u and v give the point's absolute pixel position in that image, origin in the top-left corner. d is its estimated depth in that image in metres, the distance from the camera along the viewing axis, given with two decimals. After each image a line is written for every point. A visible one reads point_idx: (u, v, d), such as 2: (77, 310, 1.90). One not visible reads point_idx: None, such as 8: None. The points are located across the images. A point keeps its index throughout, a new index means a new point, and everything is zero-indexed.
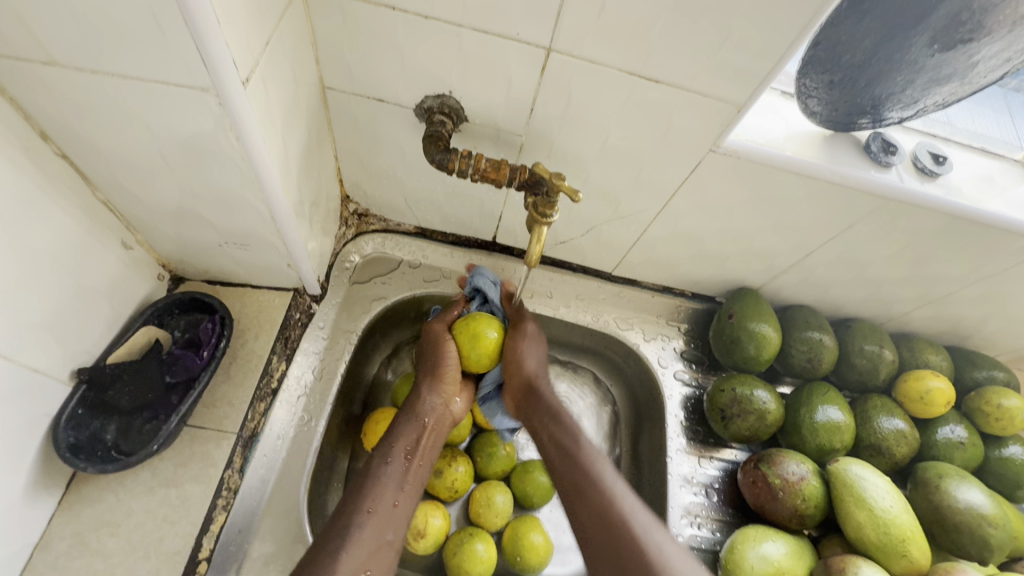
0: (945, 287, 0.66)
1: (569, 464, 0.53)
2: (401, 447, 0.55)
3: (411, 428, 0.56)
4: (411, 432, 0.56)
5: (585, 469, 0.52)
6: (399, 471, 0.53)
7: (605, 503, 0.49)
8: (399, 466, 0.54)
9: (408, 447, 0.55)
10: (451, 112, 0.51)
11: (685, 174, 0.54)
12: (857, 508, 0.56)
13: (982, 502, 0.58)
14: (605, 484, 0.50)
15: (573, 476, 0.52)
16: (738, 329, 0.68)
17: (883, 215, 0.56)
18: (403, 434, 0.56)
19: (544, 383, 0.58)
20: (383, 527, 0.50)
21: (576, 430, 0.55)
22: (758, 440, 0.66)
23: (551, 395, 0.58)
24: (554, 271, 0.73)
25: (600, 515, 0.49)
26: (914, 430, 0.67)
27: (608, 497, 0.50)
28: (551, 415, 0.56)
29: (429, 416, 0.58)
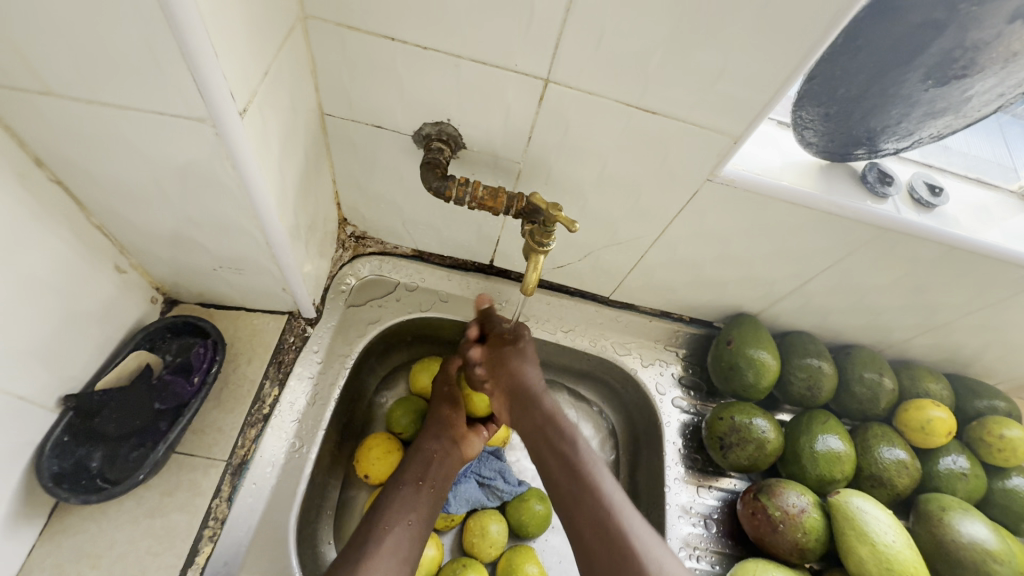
0: (944, 316, 0.65)
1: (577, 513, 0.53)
2: (404, 514, 0.56)
3: (410, 489, 0.58)
4: (413, 493, 0.58)
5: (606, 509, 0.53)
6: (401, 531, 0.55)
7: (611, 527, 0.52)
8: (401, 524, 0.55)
9: (401, 503, 0.57)
10: (449, 139, 0.51)
11: (682, 202, 0.54)
12: (859, 543, 0.55)
13: (985, 537, 0.57)
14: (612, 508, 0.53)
15: (575, 500, 0.54)
16: (737, 356, 0.68)
17: (881, 244, 0.56)
18: (403, 499, 0.57)
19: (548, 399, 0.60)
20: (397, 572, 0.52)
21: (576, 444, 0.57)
22: (758, 469, 0.65)
23: (564, 443, 0.57)
24: (551, 295, 0.73)
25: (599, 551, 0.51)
26: (915, 460, 0.66)
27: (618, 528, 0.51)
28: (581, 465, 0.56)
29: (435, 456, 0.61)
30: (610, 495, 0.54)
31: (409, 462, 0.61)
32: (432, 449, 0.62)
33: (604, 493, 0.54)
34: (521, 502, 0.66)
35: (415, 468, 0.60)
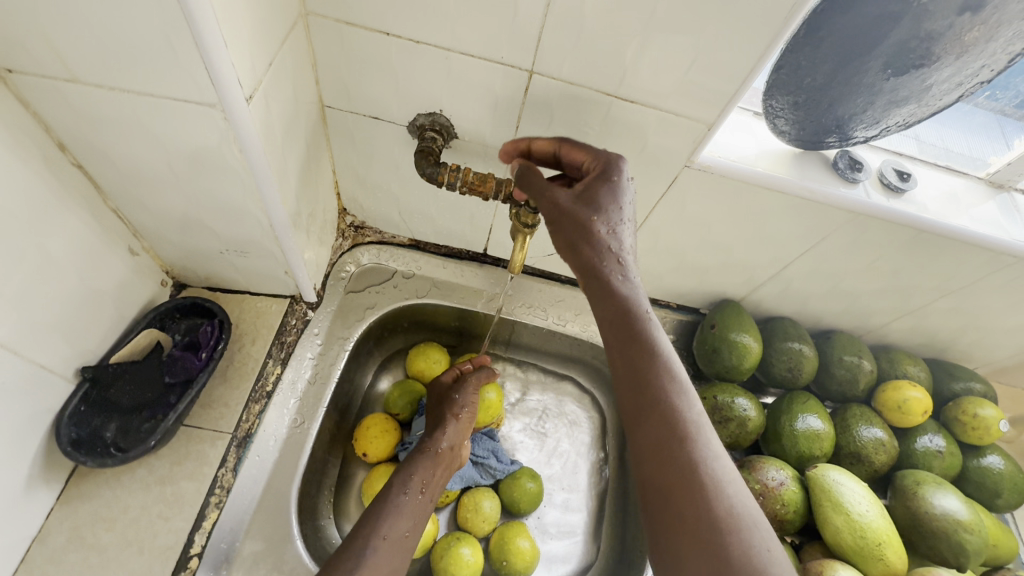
0: (919, 299, 0.68)
1: (627, 389, 0.40)
2: (403, 521, 0.53)
3: (428, 463, 0.59)
4: (390, 542, 0.50)
5: (668, 428, 0.38)
6: (413, 503, 0.55)
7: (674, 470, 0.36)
8: (411, 492, 0.56)
9: (373, 563, 0.47)
10: (442, 129, 0.54)
11: (663, 188, 0.57)
12: (834, 513, 0.58)
13: (957, 509, 0.59)
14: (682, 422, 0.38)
15: (622, 367, 0.40)
16: (720, 339, 0.71)
17: (854, 228, 0.59)
18: (413, 507, 0.55)
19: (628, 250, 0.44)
20: (392, 556, 0.50)
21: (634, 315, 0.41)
22: (740, 447, 0.68)
23: (619, 285, 0.42)
24: (543, 283, 0.77)
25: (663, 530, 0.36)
26: (893, 438, 0.68)
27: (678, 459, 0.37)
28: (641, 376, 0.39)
29: (444, 455, 0.60)
30: (652, 331, 0.41)
31: (374, 513, 0.52)
32: (399, 504, 0.54)
33: (660, 362, 0.40)
34: (513, 480, 0.69)
35: (388, 520, 0.52)
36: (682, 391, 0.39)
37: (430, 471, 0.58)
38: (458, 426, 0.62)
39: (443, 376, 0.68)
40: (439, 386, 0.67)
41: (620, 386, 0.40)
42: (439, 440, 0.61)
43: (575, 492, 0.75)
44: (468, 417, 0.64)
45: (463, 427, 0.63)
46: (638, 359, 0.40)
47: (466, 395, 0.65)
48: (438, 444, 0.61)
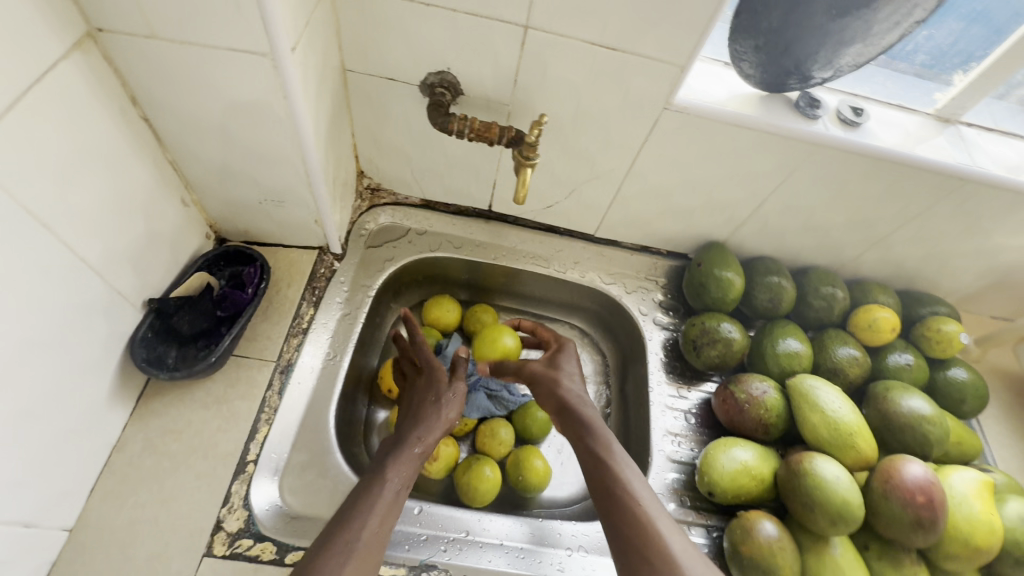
0: (884, 229, 0.75)
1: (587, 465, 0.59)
2: (390, 512, 0.50)
3: (410, 456, 0.56)
4: (374, 534, 0.48)
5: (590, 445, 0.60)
6: (398, 493, 0.52)
7: (631, 506, 0.53)
8: (399, 484, 0.53)
9: (363, 557, 0.45)
10: (449, 86, 0.62)
11: (646, 132, 0.65)
12: (811, 412, 0.65)
13: (921, 406, 0.67)
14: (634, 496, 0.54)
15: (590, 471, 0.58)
16: (706, 274, 0.78)
17: (818, 161, 0.66)
18: (394, 496, 0.52)
19: (579, 386, 0.68)
20: (377, 549, 0.47)
21: (604, 434, 0.61)
22: (728, 368, 0.75)
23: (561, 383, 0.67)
24: (544, 235, 0.84)
25: (614, 493, 0.55)
26: (866, 356, 0.76)
27: (631, 498, 0.54)
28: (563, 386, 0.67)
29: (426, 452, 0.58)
30: (612, 441, 0.60)
31: (364, 504, 0.49)
32: (388, 498, 0.51)
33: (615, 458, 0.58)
34: (525, 409, 0.76)
35: (376, 516, 0.49)
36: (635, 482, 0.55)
37: (412, 465, 0.56)
38: (445, 424, 0.62)
39: (427, 365, 0.67)
40: (429, 379, 0.66)
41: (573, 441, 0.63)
42: (425, 436, 0.59)
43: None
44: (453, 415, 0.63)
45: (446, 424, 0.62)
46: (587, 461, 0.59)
47: (451, 400, 0.64)
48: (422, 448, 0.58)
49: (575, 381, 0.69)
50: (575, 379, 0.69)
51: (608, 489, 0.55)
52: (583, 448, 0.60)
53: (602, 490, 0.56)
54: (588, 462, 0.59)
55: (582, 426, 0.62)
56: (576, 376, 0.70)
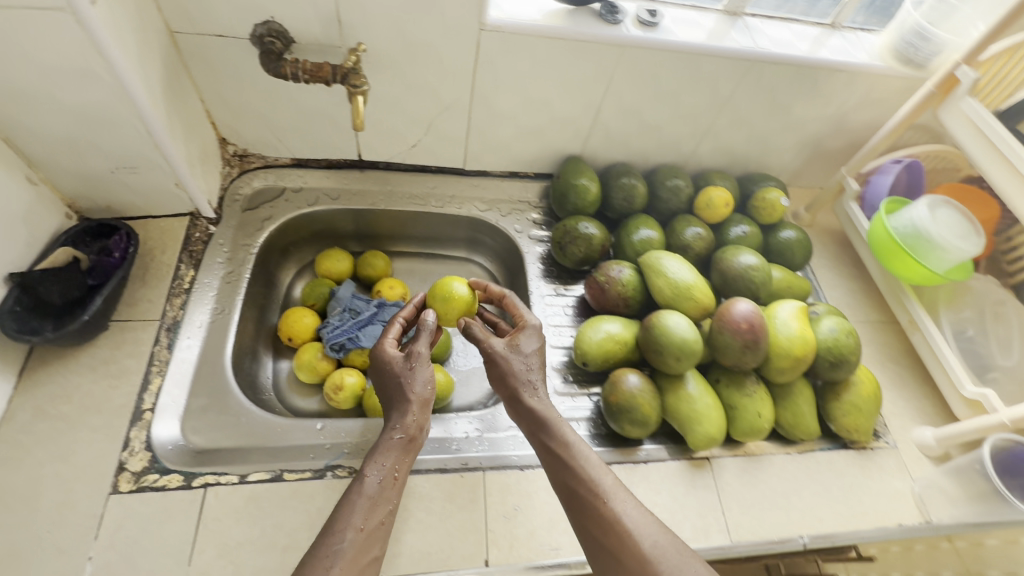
0: (706, 119, 0.86)
1: (547, 461, 0.58)
2: (375, 511, 0.50)
3: (393, 446, 0.55)
4: (362, 537, 0.48)
5: (548, 441, 0.58)
6: (386, 486, 0.52)
7: (591, 501, 0.53)
8: (384, 479, 0.53)
9: (350, 556, 0.47)
10: (278, 34, 0.66)
11: (472, 54, 0.72)
12: (658, 280, 0.75)
13: (749, 260, 0.78)
14: (595, 487, 0.54)
15: (549, 466, 0.57)
16: (565, 185, 0.87)
17: (629, 62, 0.76)
18: (379, 493, 0.52)
19: (538, 366, 0.63)
20: (371, 543, 0.49)
21: (561, 428, 0.58)
22: (594, 262, 0.84)
23: (517, 364, 0.61)
24: (418, 175, 0.90)
25: (576, 490, 0.54)
26: (709, 231, 0.87)
27: (592, 496, 0.53)
28: (523, 373, 0.61)
29: (409, 440, 0.56)
30: (569, 434, 0.58)
31: (347, 505, 0.50)
32: (371, 493, 0.51)
33: (572, 453, 0.56)
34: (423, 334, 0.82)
35: (361, 517, 0.49)
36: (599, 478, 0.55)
37: (397, 456, 0.54)
38: (419, 404, 0.57)
39: (386, 356, 0.61)
40: (387, 361, 0.60)
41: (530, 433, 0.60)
42: (406, 421, 0.56)
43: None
44: (424, 393, 0.58)
45: (424, 404, 0.58)
46: (548, 457, 0.58)
47: (413, 373, 0.58)
48: (404, 436, 0.55)
49: (533, 355, 0.63)
50: (534, 359, 0.63)
51: (573, 490, 0.54)
52: (539, 441, 0.58)
53: (563, 489, 0.55)
54: (546, 456, 0.58)
55: (538, 422, 0.59)
56: (537, 354, 0.63)
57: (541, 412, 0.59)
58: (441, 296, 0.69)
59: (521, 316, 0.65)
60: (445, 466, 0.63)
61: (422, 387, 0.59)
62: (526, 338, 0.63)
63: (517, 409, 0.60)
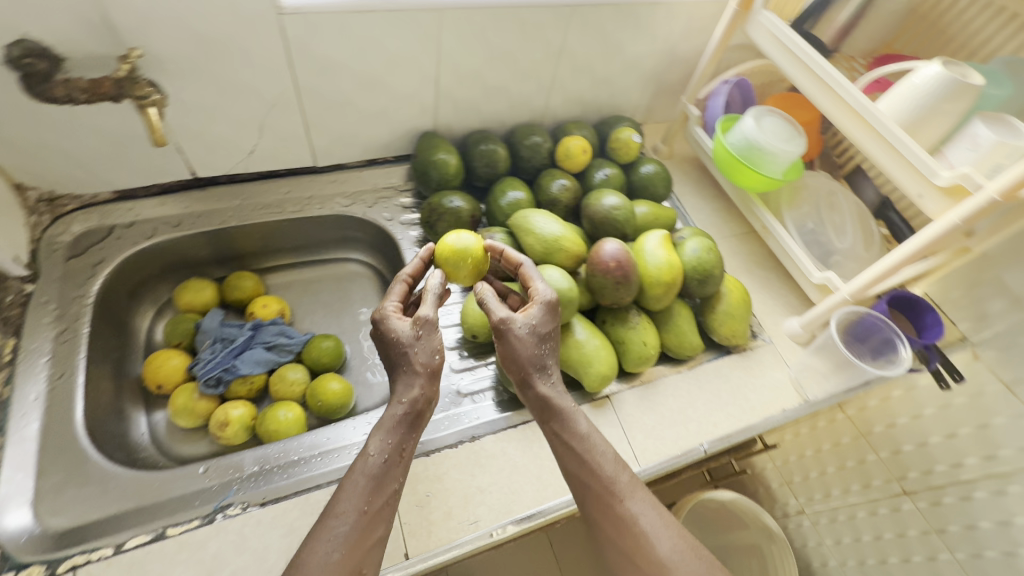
0: (547, 71, 0.87)
1: (564, 456, 0.55)
2: (378, 493, 0.49)
3: (399, 421, 0.53)
4: (361, 522, 0.47)
5: (564, 438, 0.55)
6: (391, 464, 0.51)
7: (612, 508, 0.51)
8: (388, 455, 0.51)
9: (352, 541, 0.46)
10: (40, 54, 0.57)
11: (281, 43, 0.67)
12: (528, 238, 0.76)
13: (612, 200, 0.81)
14: (614, 490, 0.52)
15: (566, 462, 0.55)
16: (424, 163, 0.85)
17: (451, 26, 0.74)
18: (384, 476, 0.50)
19: (550, 350, 0.59)
20: (374, 525, 0.48)
21: (573, 419, 0.56)
22: (469, 234, 0.83)
23: (521, 343, 0.57)
24: (268, 182, 0.84)
25: (596, 493, 0.52)
26: (575, 180, 0.89)
27: (613, 504, 0.52)
28: (535, 359, 0.58)
29: (414, 412, 0.54)
30: (584, 426, 0.56)
31: (347, 486, 0.49)
32: (374, 472, 0.50)
33: (590, 452, 0.54)
34: (309, 345, 0.79)
35: (368, 502, 0.48)
36: (620, 482, 0.52)
37: (402, 434, 0.53)
38: (424, 374, 0.55)
39: (394, 323, 0.56)
40: (386, 333, 0.57)
41: (543, 424, 0.57)
42: (410, 394, 0.54)
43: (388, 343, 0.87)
44: (430, 360, 0.56)
45: (432, 375, 0.56)
46: (563, 450, 0.56)
47: (417, 342, 0.56)
48: (407, 412, 0.53)
49: (545, 330, 0.59)
50: (547, 342, 0.59)
51: (591, 489, 0.53)
52: (551, 430, 0.56)
53: (583, 489, 0.53)
54: (559, 448, 0.56)
55: (550, 412, 0.56)
56: (547, 334, 0.60)
57: (553, 401, 0.57)
58: (451, 255, 0.63)
59: (533, 288, 0.61)
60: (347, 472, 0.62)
61: (430, 356, 0.56)
62: (537, 315, 0.59)
63: (528, 391, 0.58)
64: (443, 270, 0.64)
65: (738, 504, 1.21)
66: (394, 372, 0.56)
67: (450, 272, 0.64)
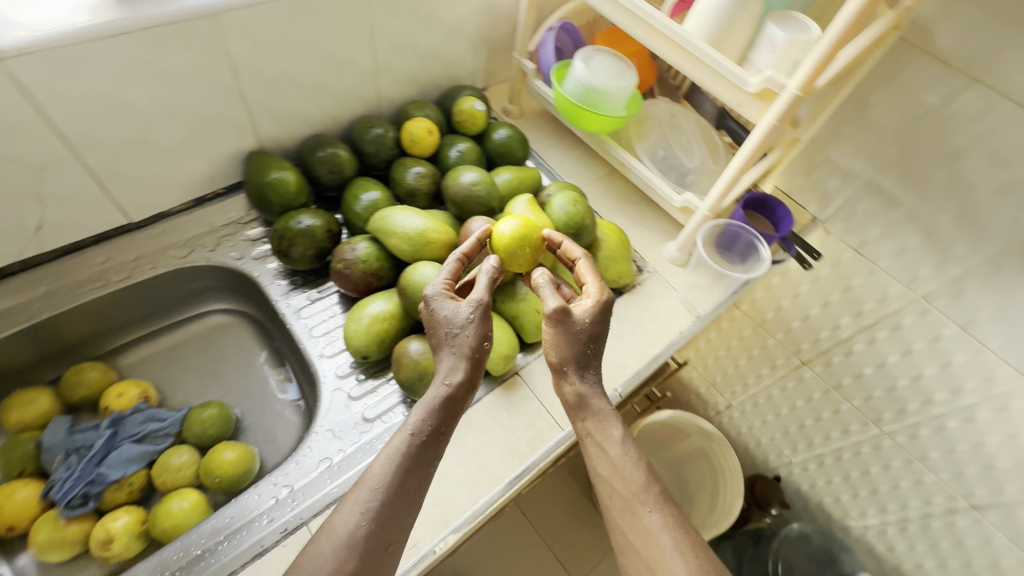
0: (366, 56, 0.81)
1: (597, 455, 0.60)
2: (411, 478, 0.52)
3: (442, 399, 0.56)
4: (384, 506, 0.50)
5: (601, 443, 0.60)
6: (431, 445, 0.54)
7: (638, 520, 0.56)
8: (425, 431, 0.55)
9: (376, 515, 0.50)
10: None
11: (20, 94, 0.55)
12: (392, 239, 0.72)
13: (471, 177, 0.78)
14: (639, 502, 0.56)
15: (599, 462, 0.60)
16: (259, 187, 0.76)
17: (232, 29, 0.65)
18: (421, 456, 0.54)
19: (592, 357, 0.63)
20: (404, 506, 0.52)
21: (608, 426, 0.61)
22: (330, 249, 0.77)
23: (566, 339, 0.62)
24: (75, 256, 0.71)
25: (627, 501, 0.57)
26: (429, 164, 0.85)
27: (640, 515, 0.56)
28: (575, 362, 0.62)
29: (457, 392, 0.57)
30: (619, 434, 0.60)
31: (381, 461, 0.53)
32: (411, 452, 0.53)
33: (623, 460, 0.59)
34: (188, 420, 0.70)
35: (403, 484, 0.52)
36: (648, 496, 0.57)
37: (445, 416, 0.56)
38: (467, 355, 0.58)
39: (445, 304, 0.60)
40: (435, 322, 0.61)
41: (580, 426, 0.62)
42: (455, 377, 0.58)
43: (283, 388, 0.81)
44: (480, 346, 0.59)
45: (477, 360, 0.59)
46: (596, 450, 0.61)
47: (466, 325, 0.59)
48: (454, 395, 0.57)
49: (590, 329, 0.62)
50: (591, 348, 0.63)
51: (620, 492, 0.58)
52: (585, 430, 0.62)
53: (612, 496, 0.58)
54: (590, 449, 0.61)
55: (583, 411, 0.62)
56: (591, 340, 0.63)
57: (593, 404, 0.62)
58: (509, 243, 0.65)
59: (587, 287, 0.65)
60: (261, 548, 0.56)
61: (482, 341, 0.59)
62: (585, 315, 0.62)
63: (565, 384, 0.63)
64: (500, 258, 0.66)
65: (676, 419, 1.30)
66: (439, 347, 0.60)
67: (506, 260, 0.66)
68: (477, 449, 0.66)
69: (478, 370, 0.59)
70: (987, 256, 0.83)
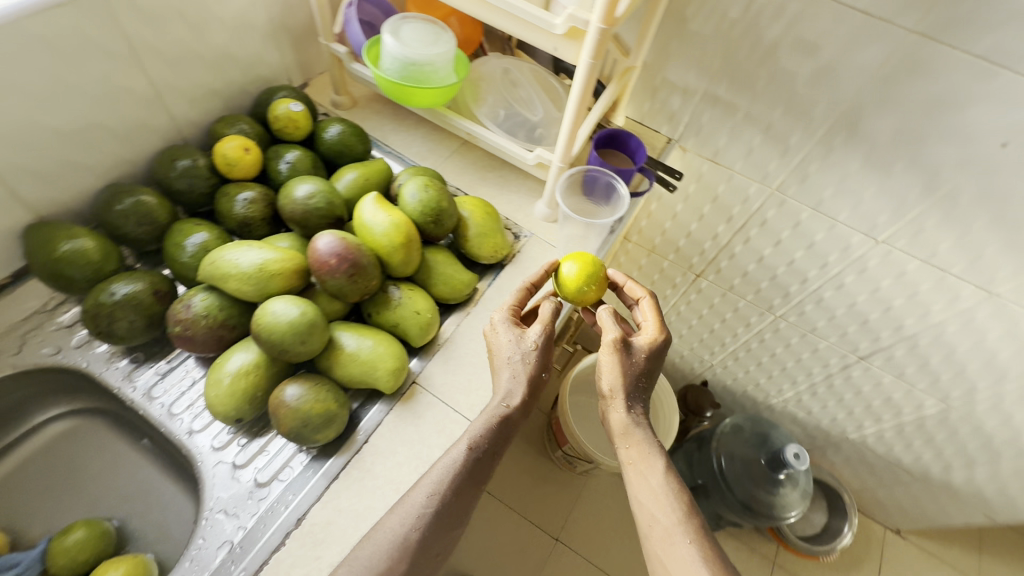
0: (134, 79, 0.69)
1: (638, 480, 0.69)
2: (466, 495, 0.59)
3: (494, 419, 0.62)
4: (435, 518, 0.56)
5: (645, 473, 0.69)
6: (484, 461, 0.60)
7: (678, 552, 0.63)
8: (478, 450, 0.60)
9: (430, 523, 0.56)
10: None
11: None
12: (231, 282, 0.63)
13: (305, 190, 0.71)
14: (677, 531, 0.64)
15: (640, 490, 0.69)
16: (50, 265, 0.64)
17: None
18: (476, 471, 0.59)
19: (643, 396, 0.74)
20: (457, 518, 0.58)
21: (657, 460, 0.70)
22: (163, 312, 0.66)
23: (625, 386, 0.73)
24: None
25: (666, 533, 0.65)
26: (258, 185, 0.75)
27: (678, 546, 0.64)
28: (634, 404, 0.74)
29: (514, 411, 0.63)
30: (661, 469, 0.69)
31: (435, 472, 0.58)
32: (470, 468, 0.59)
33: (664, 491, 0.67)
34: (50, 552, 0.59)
35: (457, 487, 0.58)
36: (682, 526, 0.65)
37: (501, 433, 0.62)
38: (518, 374, 0.65)
39: (509, 332, 0.67)
40: (497, 340, 0.67)
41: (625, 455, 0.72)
42: (512, 397, 0.63)
43: (165, 475, 0.71)
44: (536, 363, 0.66)
45: (531, 377, 0.66)
46: (638, 477, 0.70)
47: (525, 349, 0.66)
48: (513, 414, 0.63)
49: (638, 366, 0.74)
50: (642, 388, 0.75)
51: (661, 523, 0.66)
52: (630, 456, 0.71)
53: (654, 526, 0.66)
54: (632, 476, 0.70)
55: (630, 443, 0.71)
56: (642, 389, 0.74)
57: (642, 438, 0.71)
58: (576, 283, 0.71)
59: (645, 324, 0.78)
60: None
61: (538, 359, 0.66)
62: (637, 358, 0.75)
63: (613, 410, 0.73)
64: (576, 299, 0.72)
65: (605, 357, 1.38)
66: (500, 370, 0.66)
67: (570, 292, 0.72)
68: (389, 475, 0.62)
69: (540, 384, 0.67)
70: (819, 138, 0.88)
